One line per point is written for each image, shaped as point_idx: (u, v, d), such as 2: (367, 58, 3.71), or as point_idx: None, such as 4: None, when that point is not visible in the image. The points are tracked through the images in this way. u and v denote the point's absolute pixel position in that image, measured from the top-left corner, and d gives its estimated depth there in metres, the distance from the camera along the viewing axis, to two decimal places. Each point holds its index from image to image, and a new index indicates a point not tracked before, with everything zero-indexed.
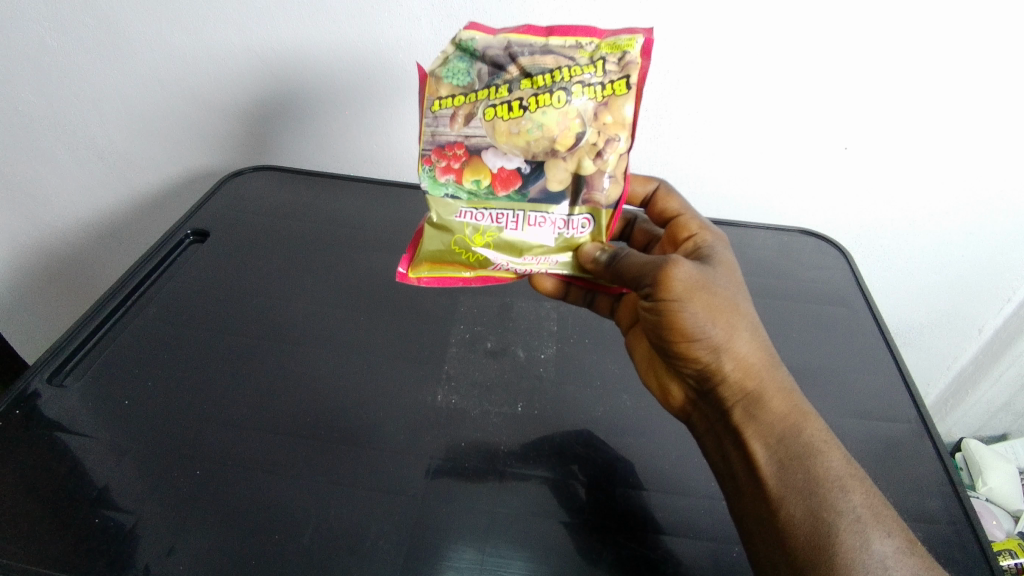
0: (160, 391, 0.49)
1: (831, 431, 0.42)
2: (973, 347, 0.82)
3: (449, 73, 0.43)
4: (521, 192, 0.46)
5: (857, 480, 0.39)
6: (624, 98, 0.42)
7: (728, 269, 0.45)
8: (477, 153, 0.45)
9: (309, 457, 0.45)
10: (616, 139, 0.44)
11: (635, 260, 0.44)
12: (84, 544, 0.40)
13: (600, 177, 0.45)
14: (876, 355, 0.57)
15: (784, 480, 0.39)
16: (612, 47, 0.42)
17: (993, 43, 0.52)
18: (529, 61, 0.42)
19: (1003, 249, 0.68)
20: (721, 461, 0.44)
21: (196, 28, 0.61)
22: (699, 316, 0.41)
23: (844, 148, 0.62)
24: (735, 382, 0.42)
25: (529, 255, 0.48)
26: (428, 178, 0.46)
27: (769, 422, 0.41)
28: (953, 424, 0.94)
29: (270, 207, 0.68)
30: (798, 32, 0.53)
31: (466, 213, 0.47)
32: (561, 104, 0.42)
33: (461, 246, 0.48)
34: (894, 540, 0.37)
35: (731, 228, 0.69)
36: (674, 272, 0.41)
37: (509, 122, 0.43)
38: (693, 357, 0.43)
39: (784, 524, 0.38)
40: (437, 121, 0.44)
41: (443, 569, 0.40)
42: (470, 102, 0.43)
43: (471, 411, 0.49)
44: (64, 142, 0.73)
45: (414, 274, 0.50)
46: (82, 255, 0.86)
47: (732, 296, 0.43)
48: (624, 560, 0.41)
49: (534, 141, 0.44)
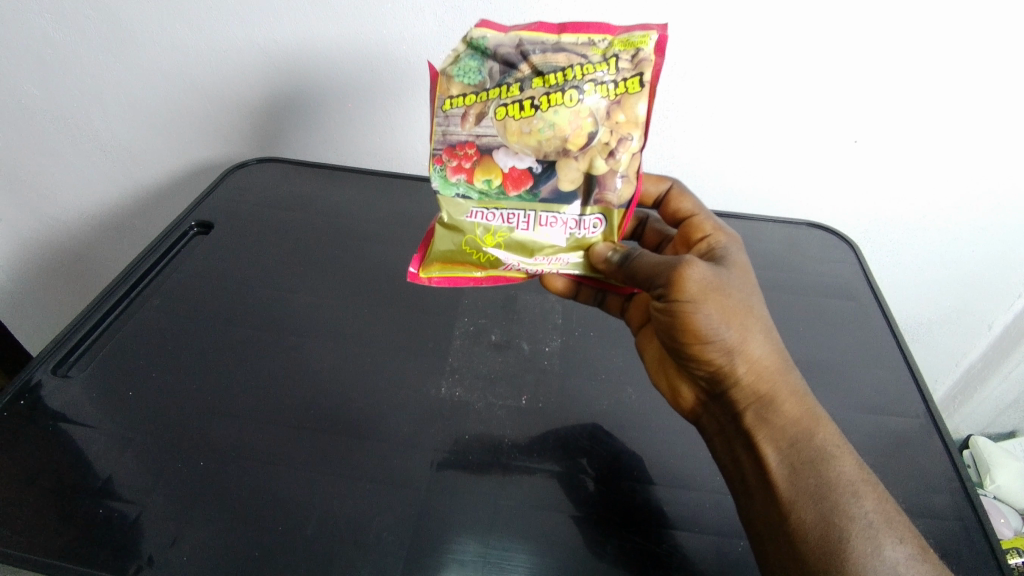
0: (164, 383, 0.49)
1: (844, 436, 0.41)
2: (982, 344, 0.81)
3: (460, 72, 0.43)
4: (532, 192, 0.45)
5: (868, 485, 0.39)
6: (638, 97, 0.42)
7: (741, 269, 0.44)
8: (488, 153, 0.44)
9: (313, 448, 0.45)
10: (629, 139, 0.43)
11: (648, 260, 0.44)
12: (88, 534, 0.40)
13: (612, 177, 0.45)
14: (885, 350, 0.56)
15: (795, 484, 0.39)
16: (625, 44, 0.41)
17: (1004, 34, 0.51)
18: (540, 59, 0.42)
19: (1014, 244, 0.68)
20: (731, 464, 0.43)
21: (200, 21, 0.61)
22: (712, 318, 0.40)
23: (854, 141, 0.61)
24: (747, 385, 0.42)
25: (541, 256, 0.47)
26: (439, 178, 0.45)
27: (781, 425, 0.41)
28: (961, 422, 0.93)
29: (274, 199, 0.68)
30: (805, 29, 0.53)
31: (476, 213, 0.46)
32: (573, 103, 0.42)
33: (472, 246, 0.47)
34: (906, 546, 0.37)
35: (739, 222, 0.68)
36: (688, 273, 0.40)
37: (520, 121, 0.43)
38: (706, 359, 0.42)
39: (793, 528, 0.38)
40: (448, 120, 0.43)
41: (447, 561, 0.40)
42: (481, 101, 0.43)
43: (476, 403, 0.49)
44: (67, 135, 0.73)
45: (425, 274, 0.49)
46: (86, 248, 0.86)
47: (745, 298, 0.42)
48: (631, 554, 0.41)
49: (545, 141, 0.43)
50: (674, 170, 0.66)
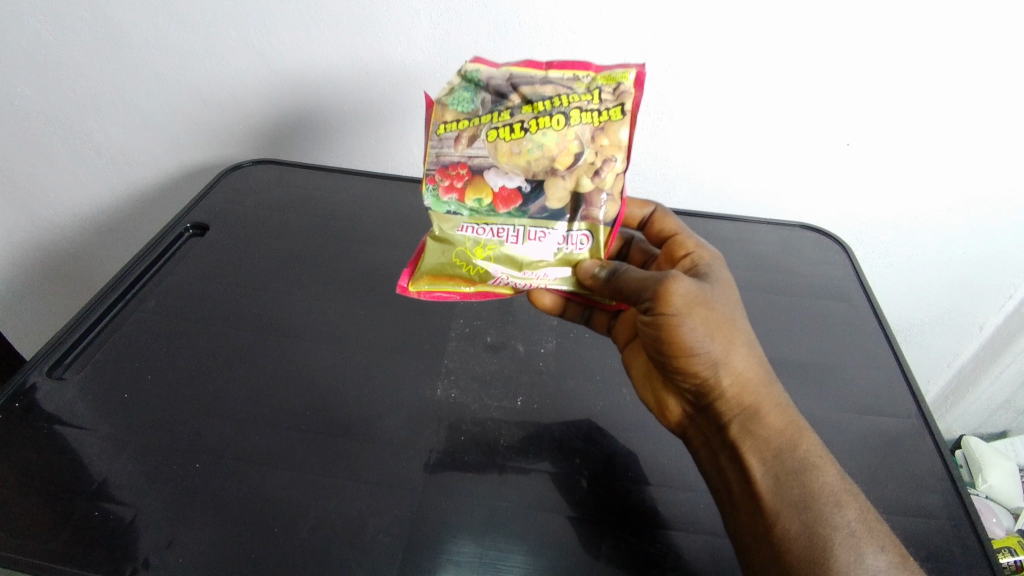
0: (157, 386, 0.49)
1: (826, 448, 0.42)
2: (974, 344, 0.82)
3: (455, 101, 0.44)
4: (522, 209, 0.46)
5: (851, 495, 0.39)
6: (620, 123, 0.43)
7: (724, 285, 0.45)
8: (480, 173, 0.45)
9: (307, 449, 0.45)
10: (613, 160, 0.44)
11: (635, 274, 0.44)
12: (84, 536, 0.40)
13: (598, 195, 0.45)
14: (877, 351, 0.57)
15: (780, 495, 0.39)
16: (607, 79, 0.43)
17: (997, 34, 0.52)
18: (529, 89, 0.43)
19: (1004, 245, 0.68)
20: (717, 476, 0.43)
21: (194, 22, 0.61)
22: (698, 332, 0.41)
23: (846, 144, 0.61)
24: (732, 398, 0.42)
25: (529, 269, 0.47)
26: (431, 197, 0.46)
27: (765, 437, 0.41)
28: (953, 422, 0.94)
29: (269, 201, 0.68)
30: (797, 33, 0.54)
31: (467, 228, 0.46)
32: (560, 126, 0.43)
33: (461, 258, 0.47)
34: (887, 555, 0.37)
35: (732, 224, 0.68)
36: (674, 287, 0.41)
37: (511, 142, 0.43)
38: (692, 371, 0.42)
39: (779, 539, 0.38)
40: (442, 143, 0.44)
41: (442, 562, 0.40)
42: (474, 125, 0.43)
43: (471, 405, 0.49)
44: (61, 136, 0.73)
45: (414, 287, 0.49)
46: (80, 251, 0.86)
47: (729, 313, 0.43)
48: (626, 556, 0.41)
49: (534, 161, 0.44)
50: (666, 173, 0.67)
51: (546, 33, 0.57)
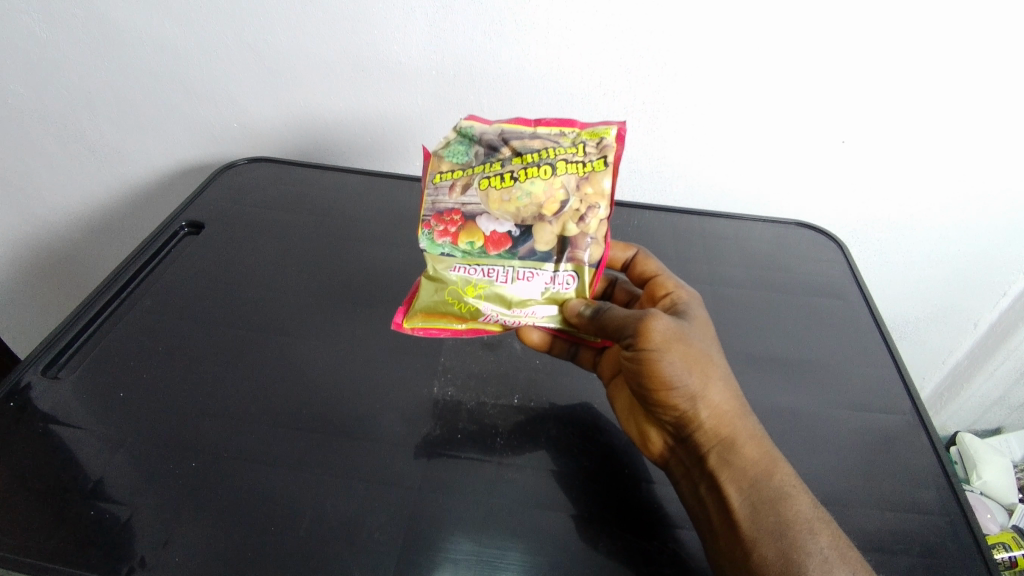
0: (153, 385, 0.49)
1: (801, 478, 0.41)
2: (969, 341, 0.82)
3: (449, 153, 0.46)
4: (511, 251, 0.47)
5: (825, 522, 0.38)
6: (603, 174, 0.44)
7: (702, 322, 0.45)
8: (472, 219, 0.46)
9: (305, 448, 0.45)
10: (597, 207, 0.45)
11: (617, 312, 0.44)
12: (79, 536, 0.40)
13: (583, 239, 0.46)
14: (872, 348, 0.57)
15: (757, 523, 0.38)
16: (592, 134, 0.44)
17: (993, 32, 0.52)
18: (519, 143, 0.44)
19: (998, 243, 0.69)
20: (697, 506, 0.42)
21: (189, 19, 0.61)
22: (676, 365, 0.41)
23: (842, 142, 0.62)
24: (711, 429, 0.41)
25: (518, 307, 0.48)
26: (426, 240, 0.47)
27: (742, 467, 0.40)
28: (948, 419, 0.94)
29: (266, 199, 0.68)
30: (793, 32, 0.54)
31: (459, 268, 0.47)
32: (547, 176, 0.44)
33: (454, 296, 0.48)
34: None
35: (729, 222, 0.69)
36: (654, 323, 0.41)
37: (501, 190, 0.45)
38: (671, 405, 0.42)
39: (757, 566, 0.37)
40: (437, 191, 0.46)
41: (440, 560, 0.40)
42: (467, 175, 0.45)
43: (468, 403, 0.49)
44: (54, 135, 0.72)
45: (408, 324, 0.49)
46: (74, 250, 0.85)
47: (706, 348, 0.43)
48: (624, 552, 0.41)
49: (522, 208, 0.45)
50: (662, 170, 0.67)
51: (543, 32, 0.57)
